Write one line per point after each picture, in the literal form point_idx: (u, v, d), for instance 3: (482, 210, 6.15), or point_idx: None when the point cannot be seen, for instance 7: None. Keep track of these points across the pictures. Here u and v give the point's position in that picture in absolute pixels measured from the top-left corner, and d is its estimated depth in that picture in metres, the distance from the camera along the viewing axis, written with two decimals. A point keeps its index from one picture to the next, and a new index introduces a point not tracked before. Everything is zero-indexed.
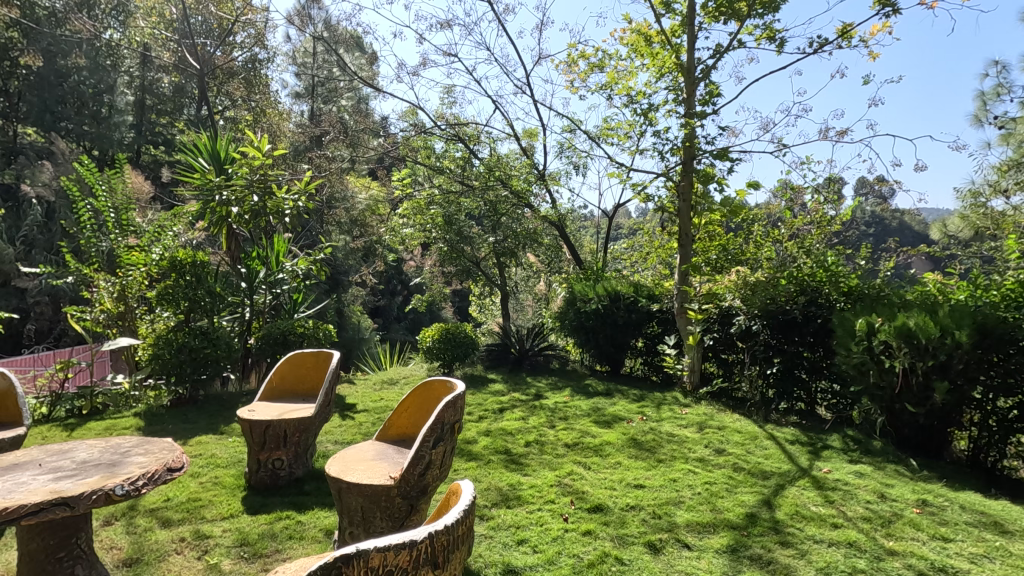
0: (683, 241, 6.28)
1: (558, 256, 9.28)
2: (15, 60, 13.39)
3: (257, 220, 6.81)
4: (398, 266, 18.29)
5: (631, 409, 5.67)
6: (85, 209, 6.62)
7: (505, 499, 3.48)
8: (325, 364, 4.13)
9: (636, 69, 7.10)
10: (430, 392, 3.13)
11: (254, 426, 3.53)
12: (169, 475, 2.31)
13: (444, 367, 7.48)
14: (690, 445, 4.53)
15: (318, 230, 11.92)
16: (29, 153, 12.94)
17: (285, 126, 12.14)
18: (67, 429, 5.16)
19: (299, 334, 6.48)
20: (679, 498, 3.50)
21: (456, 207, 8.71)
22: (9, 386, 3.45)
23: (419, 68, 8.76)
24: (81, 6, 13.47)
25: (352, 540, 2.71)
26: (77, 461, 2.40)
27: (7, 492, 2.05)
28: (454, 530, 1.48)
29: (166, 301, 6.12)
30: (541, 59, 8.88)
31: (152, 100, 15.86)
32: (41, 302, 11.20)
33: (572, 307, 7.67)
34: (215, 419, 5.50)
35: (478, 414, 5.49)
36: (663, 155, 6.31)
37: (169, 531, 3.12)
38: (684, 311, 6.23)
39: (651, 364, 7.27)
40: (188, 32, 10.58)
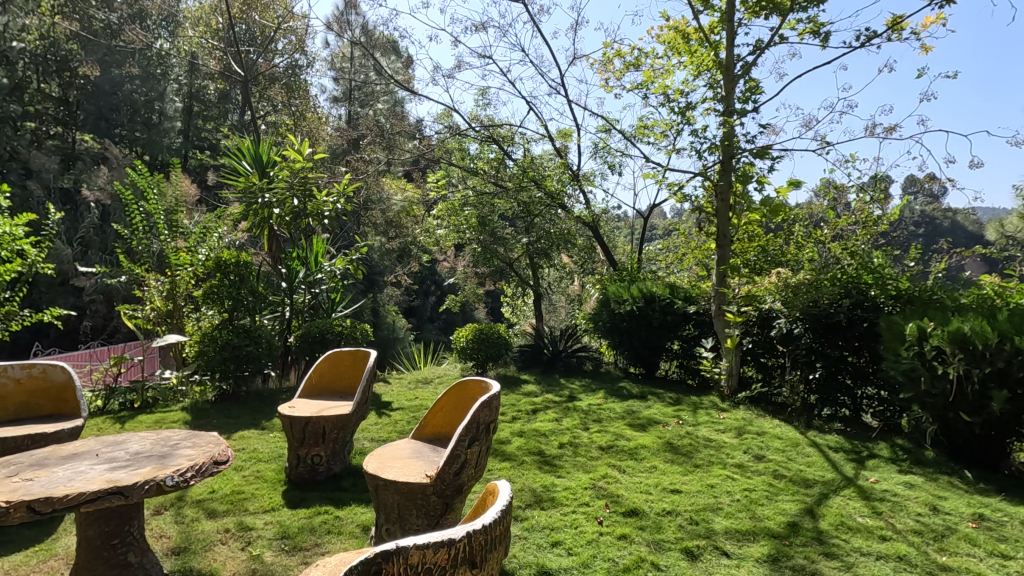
0: (720, 241, 6.16)
1: (591, 257, 9.19)
2: (74, 71, 14.13)
3: (298, 221, 7.00)
4: (433, 267, 18.49)
5: (667, 412, 5.58)
6: (137, 212, 6.96)
7: (539, 501, 3.48)
8: (362, 362, 4.20)
9: (673, 67, 7.01)
10: (465, 392, 3.15)
11: (294, 422, 3.63)
12: (215, 468, 2.40)
13: (477, 367, 7.51)
14: (728, 450, 4.43)
15: (354, 230, 12.12)
16: (86, 159, 13.66)
17: (323, 130, 12.46)
18: (120, 421, 5.41)
19: (337, 333, 6.61)
20: (717, 505, 3.42)
21: (490, 208, 8.71)
22: (68, 379, 3.63)
23: (454, 71, 8.87)
24: (134, 18, 14.12)
25: (388, 537, 2.75)
26: (130, 452, 2.51)
27: (66, 481, 2.16)
28: (492, 530, 1.49)
29: (212, 300, 6.34)
30: (576, 58, 8.88)
31: (198, 107, 16.51)
32: (96, 301, 11.77)
33: (606, 308, 7.58)
34: (257, 415, 5.66)
35: (512, 415, 5.50)
36: (700, 155, 6.23)
37: (215, 522, 3.23)
38: (722, 313, 6.10)
39: (687, 368, 7.16)
40: (233, 40, 10.98)
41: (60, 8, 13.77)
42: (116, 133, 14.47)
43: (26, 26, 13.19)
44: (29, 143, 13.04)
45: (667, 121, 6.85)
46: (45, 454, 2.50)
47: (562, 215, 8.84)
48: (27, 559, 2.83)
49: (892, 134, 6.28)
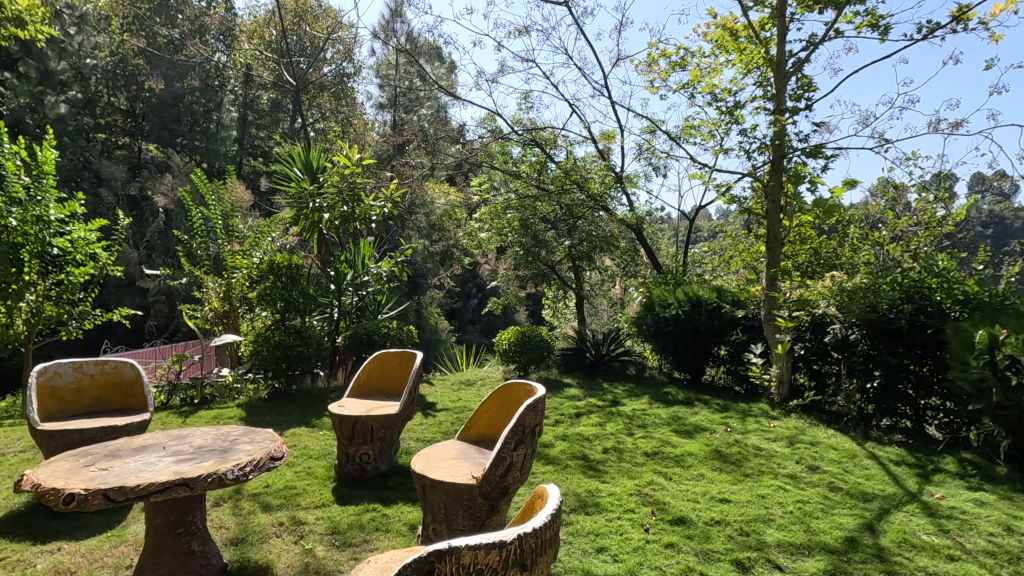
0: (771, 244, 5.97)
1: (634, 260, 9.01)
2: (140, 84, 15.04)
3: (346, 226, 7.21)
4: (474, 269, 18.64)
5: (714, 419, 5.44)
6: (198, 217, 7.35)
7: (583, 506, 3.46)
8: (409, 364, 4.29)
9: (720, 65, 6.84)
10: (511, 394, 3.17)
11: (344, 421, 3.74)
12: (271, 464, 2.50)
13: (519, 369, 7.54)
14: (779, 460, 4.28)
15: (399, 234, 12.34)
16: (151, 167, 14.47)
17: (369, 136, 12.77)
18: (181, 416, 5.70)
19: (383, 334, 6.76)
20: (768, 516, 3.31)
21: (533, 211, 8.70)
22: (137, 375, 3.87)
23: (498, 75, 8.95)
24: (194, 33, 14.89)
25: (435, 537, 2.79)
26: (194, 446, 2.64)
27: (137, 471, 2.29)
28: (543, 533, 1.50)
29: (266, 301, 6.56)
30: (620, 59, 8.78)
31: (252, 116, 17.22)
32: (159, 301, 12.45)
33: (650, 311, 7.44)
34: (307, 413, 5.85)
35: (555, 419, 5.48)
36: (749, 155, 6.06)
37: (270, 515, 3.36)
38: (772, 318, 5.90)
39: (735, 373, 6.97)
40: (285, 51, 11.41)
41: (128, 26, 14.67)
42: (177, 142, 15.24)
43: (98, 44, 14.13)
44: (100, 153, 13.93)
45: (714, 120, 6.69)
46: (117, 446, 2.66)
47: (605, 217, 8.74)
48: (100, 544, 3.02)
49: (958, 129, 5.94)
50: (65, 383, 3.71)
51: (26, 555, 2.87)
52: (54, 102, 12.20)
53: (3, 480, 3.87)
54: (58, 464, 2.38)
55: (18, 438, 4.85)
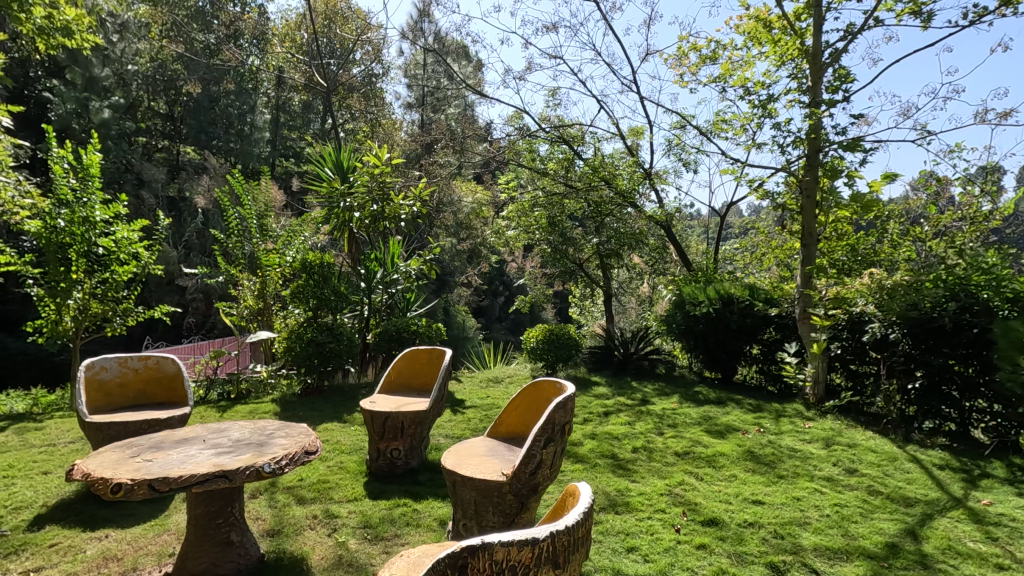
0: (806, 240, 5.82)
1: (663, 258, 8.88)
2: (178, 89, 15.56)
3: (376, 224, 7.31)
4: (501, 267, 18.67)
5: (747, 419, 5.34)
6: (234, 217, 7.57)
7: (613, 505, 3.44)
8: (438, 361, 4.33)
9: (753, 58, 6.69)
10: (541, 392, 3.18)
11: (375, 417, 3.80)
12: (306, 457, 2.56)
13: (547, 368, 7.53)
14: (816, 462, 4.18)
15: (427, 232, 12.44)
16: (188, 168, 14.92)
17: (398, 136, 12.90)
18: (219, 411, 5.87)
19: (413, 331, 6.84)
20: (804, 519, 3.23)
21: (560, 209, 8.67)
22: (178, 371, 4.02)
23: (525, 72, 8.94)
24: (229, 38, 15.30)
25: (465, 533, 2.81)
26: (232, 439, 2.72)
27: (179, 463, 2.37)
28: (575, 532, 1.49)
29: (299, 299, 6.70)
30: (649, 54, 8.66)
31: (285, 118, 17.59)
32: (197, 299, 12.86)
33: (680, 309, 7.32)
34: (339, 409, 5.96)
35: (583, 417, 5.46)
36: (784, 149, 5.91)
37: (304, 508, 3.44)
38: (807, 316, 5.76)
39: (768, 373, 6.82)
40: (317, 54, 11.62)
41: (166, 32, 15.17)
42: (213, 145, 15.69)
43: (139, 51, 14.64)
44: (142, 156, 14.42)
45: (746, 114, 6.55)
46: (161, 438, 2.76)
47: (633, 214, 8.63)
48: (145, 532, 3.14)
49: (1007, 119, 5.67)
50: (111, 377, 3.87)
51: (77, 541, 3.00)
52: (98, 107, 12.73)
53: (56, 469, 4.06)
54: (106, 454, 2.48)
55: (68, 429, 5.08)
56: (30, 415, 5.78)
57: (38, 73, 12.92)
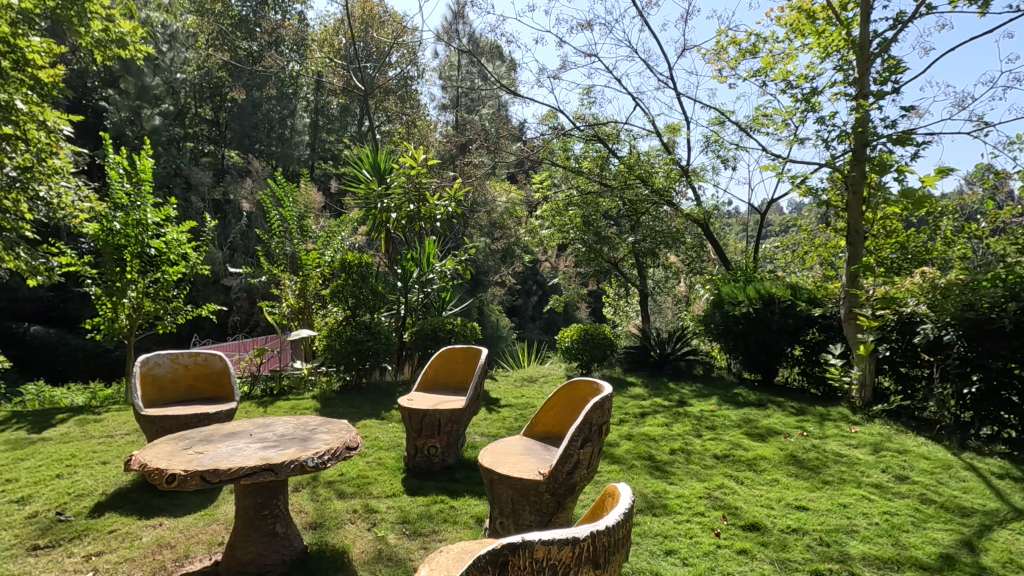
0: (852, 238, 5.61)
1: (700, 257, 8.71)
2: (223, 95, 16.17)
3: (412, 225, 7.42)
4: (535, 266, 18.64)
5: (789, 423, 5.19)
6: (276, 219, 7.81)
7: (650, 507, 3.40)
8: (474, 360, 4.37)
9: (796, 50, 6.49)
10: (577, 391, 3.16)
11: (413, 414, 3.86)
12: (347, 453, 2.62)
13: (582, 368, 7.48)
14: (863, 468, 4.03)
15: (461, 232, 12.54)
16: (233, 172, 15.45)
17: (432, 137, 13.05)
18: (262, 406, 6.06)
19: (448, 330, 6.91)
20: (851, 527, 3.12)
21: (595, 208, 8.61)
22: (225, 367, 4.17)
23: (560, 71, 8.89)
24: (271, 45, 15.76)
25: (502, 531, 2.83)
26: (277, 434, 2.81)
27: (229, 455, 2.47)
28: (615, 533, 1.48)
29: (338, 298, 6.86)
30: (686, 50, 8.51)
31: (323, 121, 18.03)
32: (241, 298, 13.32)
33: (718, 309, 7.14)
34: (377, 406, 6.07)
35: (619, 418, 5.41)
36: (828, 144, 5.72)
37: (344, 502, 3.53)
38: (854, 317, 5.56)
39: (811, 376, 6.61)
40: (355, 58, 11.84)
41: (213, 41, 15.75)
42: (256, 149, 16.20)
43: (187, 60, 15.23)
44: (190, 161, 14.98)
45: (788, 109, 6.36)
46: (210, 432, 2.87)
47: (670, 213, 8.49)
48: (195, 521, 3.28)
49: None
50: (164, 372, 4.05)
51: (133, 528, 3.16)
52: (149, 114, 13.33)
53: (113, 459, 4.28)
54: (161, 446, 2.60)
55: (124, 421, 5.34)
56: (89, 407, 6.10)
57: (94, 83, 13.60)
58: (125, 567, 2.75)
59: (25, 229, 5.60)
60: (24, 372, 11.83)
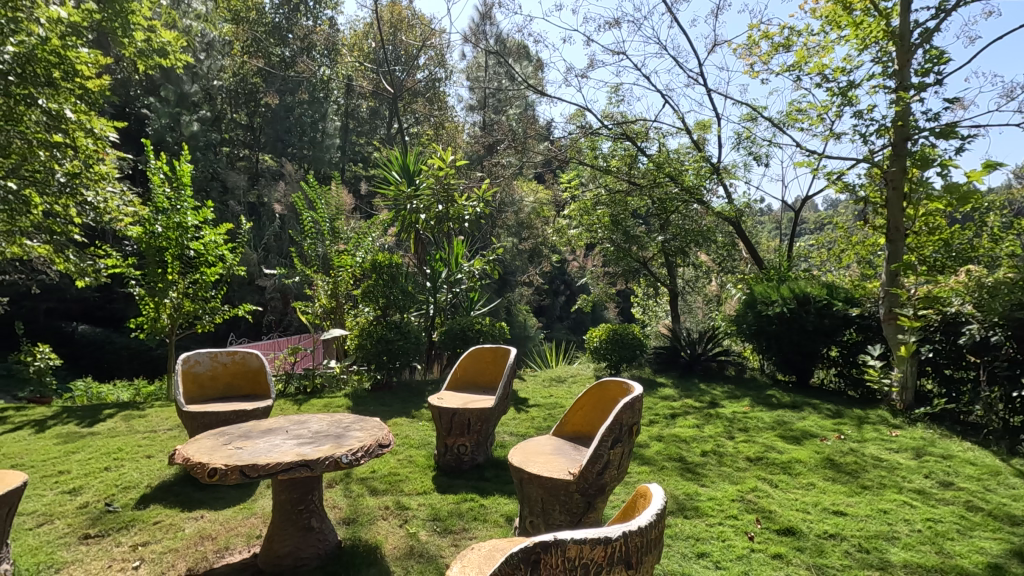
0: (892, 236, 5.43)
1: (732, 255, 8.56)
2: (258, 101, 16.64)
3: (441, 225, 7.49)
4: (562, 266, 18.60)
5: (826, 425, 5.05)
6: (309, 221, 8.00)
7: (682, 509, 3.36)
8: (503, 360, 4.39)
9: (832, 42, 6.31)
10: (607, 392, 3.16)
11: (443, 413, 3.91)
12: (380, 450, 2.67)
13: (611, 368, 7.44)
14: (905, 473, 3.90)
15: (489, 232, 12.61)
16: (267, 175, 15.85)
17: (460, 137, 13.15)
18: (297, 404, 6.21)
19: (477, 330, 6.95)
20: (892, 533, 3.03)
21: (624, 207, 8.54)
22: (261, 366, 4.29)
23: (587, 70, 8.85)
24: (303, 50, 16.11)
25: (531, 530, 2.84)
26: (312, 431, 2.88)
27: (266, 451, 2.54)
28: (647, 533, 1.48)
29: (369, 298, 6.97)
30: (717, 45, 8.38)
31: (354, 124, 18.38)
32: (276, 298, 13.66)
33: (751, 309, 6.99)
34: (407, 404, 6.16)
35: (649, 419, 5.36)
36: (866, 138, 5.56)
37: (377, 499, 3.59)
38: (893, 317, 5.38)
39: (848, 377, 6.43)
40: (384, 61, 11.99)
41: (248, 48, 16.19)
42: (289, 152, 16.58)
43: (224, 67, 15.70)
44: (228, 165, 15.43)
45: (823, 103, 6.20)
46: (249, 427, 2.96)
47: (700, 211, 8.36)
48: (235, 514, 3.38)
49: None
50: (204, 370, 4.19)
51: (177, 520, 3.28)
52: (188, 121, 13.78)
53: (157, 453, 4.45)
54: (203, 441, 2.70)
55: (167, 417, 5.54)
56: (133, 404, 6.35)
57: (137, 91, 14.16)
58: (169, 558, 2.86)
59: (74, 232, 5.87)
60: (73, 369, 12.38)
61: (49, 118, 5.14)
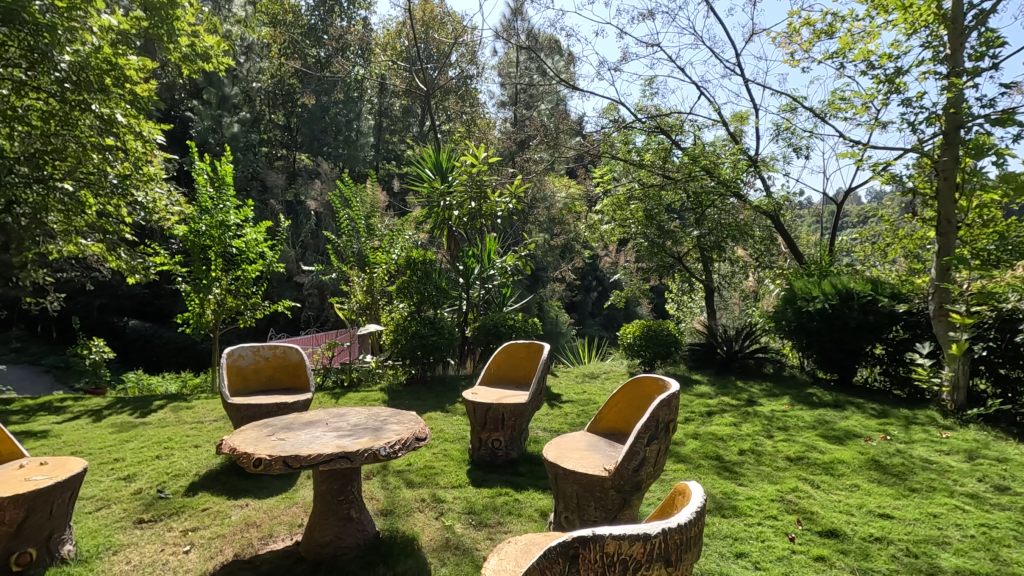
0: (943, 229, 5.19)
1: (770, 250, 8.35)
2: (295, 101, 17.05)
3: (474, 222, 7.54)
4: (594, 262, 18.46)
5: (870, 426, 4.88)
6: (345, 219, 8.16)
7: (719, 508, 3.30)
8: (537, 355, 4.40)
9: (878, 27, 6.06)
10: (642, 388, 3.13)
11: (477, 407, 3.94)
12: (416, 443, 2.71)
13: (645, 364, 7.35)
14: (956, 476, 3.74)
15: (521, 228, 12.61)
16: (304, 174, 16.22)
17: (492, 134, 13.18)
18: (334, 397, 6.36)
19: (510, 326, 6.97)
20: (942, 538, 2.91)
21: (658, 202, 8.39)
22: (301, 360, 4.42)
23: (621, 63, 8.75)
24: (338, 51, 16.42)
25: (567, 525, 2.84)
26: (351, 424, 2.95)
27: (308, 443, 2.62)
28: (687, 530, 1.46)
29: (404, 294, 7.08)
30: (755, 34, 8.17)
31: (387, 122, 18.64)
32: (313, 294, 14.00)
33: (790, 305, 6.79)
34: (441, 399, 6.23)
35: (685, 416, 5.28)
36: (915, 127, 5.33)
37: (413, 491, 3.66)
38: (944, 314, 5.14)
39: (894, 376, 6.21)
40: (417, 59, 12.08)
41: (285, 50, 16.59)
42: (325, 151, 16.91)
43: (262, 69, 16.15)
44: (267, 165, 15.86)
45: (869, 91, 5.96)
46: (291, 420, 3.05)
47: (737, 204, 8.17)
48: (277, 503, 3.50)
49: None
50: (247, 363, 4.34)
51: (224, 507, 3.41)
52: (229, 123, 14.22)
53: (204, 443, 4.63)
54: (248, 432, 2.80)
55: (212, 408, 5.76)
56: (180, 395, 6.62)
57: (181, 95, 14.70)
58: (217, 543, 2.98)
59: (124, 231, 6.09)
60: (125, 363, 13.00)
61: (102, 122, 5.43)
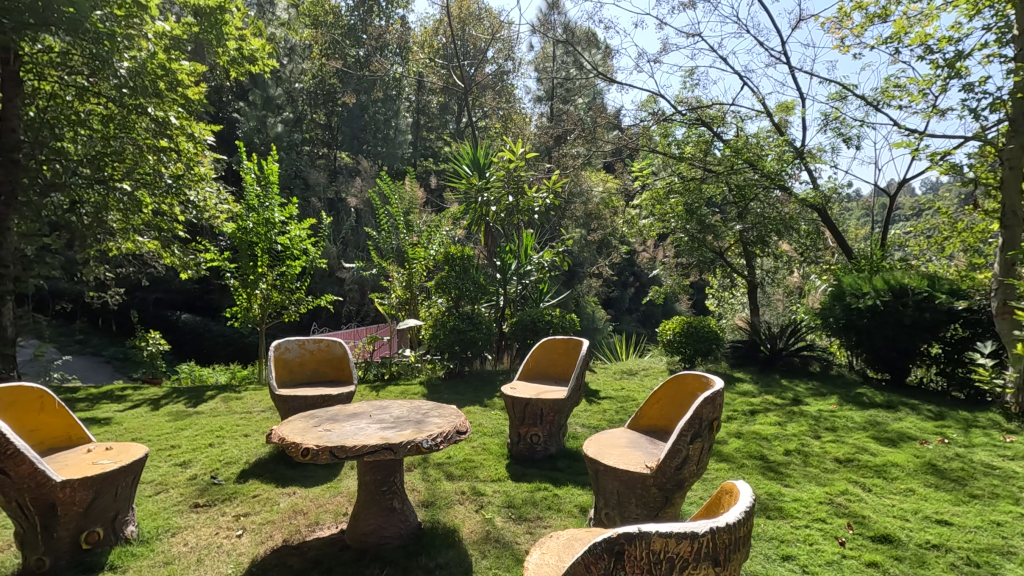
0: (1008, 222, 4.89)
1: (817, 245, 8.06)
2: (336, 101, 17.42)
3: (511, 218, 7.56)
4: (632, 258, 18.21)
5: (925, 428, 4.66)
6: (385, 215, 8.30)
7: (764, 509, 3.22)
8: (576, 351, 4.38)
9: (937, 9, 5.74)
10: (684, 386, 3.08)
11: (516, 402, 3.96)
12: (457, 436, 2.75)
13: (685, 361, 7.22)
14: (1021, 482, 3.54)
15: (557, 224, 12.55)
16: (344, 172, 16.56)
17: (528, 129, 13.15)
18: (375, 390, 6.49)
19: (547, 321, 6.96)
20: (1007, 548, 2.77)
21: (698, 195, 8.15)
22: (344, 354, 4.54)
23: (660, 54, 8.59)
24: (377, 50, 16.68)
25: (607, 522, 2.82)
26: (394, 416, 3.01)
27: (353, 434, 2.68)
28: (736, 530, 1.43)
29: (443, 289, 7.17)
30: (802, 20, 7.88)
31: (424, 120, 18.81)
32: (354, 290, 14.31)
33: (839, 302, 6.54)
34: (479, 394, 6.28)
35: (727, 414, 5.17)
36: (978, 113, 5.03)
37: (453, 484, 3.71)
38: (1008, 310, 4.87)
39: (952, 377, 5.91)
40: (455, 56, 12.13)
41: (325, 51, 16.94)
42: (364, 149, 17.22)
43: (304, 70, 16.56)
44: (309, 163, 16.27)
45: (926, 77, 5.66)
46: (336, 411, 3.14)
47: (782, 197, 7.91)
48: (323, 492, 3.60)
49: None
50: (293, 356, 4.48)
51: (273, 494, 3.54)
52: (273, 123, 14.65)
53: (253, 432, 4.81)
54: (296, 422, 2.89)
55: (260, 399, 5.98)
56: (229, 386, 6.89)
57: (229, 97, 15.22)
58: (268, 528, 3.10)
59: (178, 229, 6.38)
60: (178, 355, 13.63)
61: (156, 125, 5.82)
